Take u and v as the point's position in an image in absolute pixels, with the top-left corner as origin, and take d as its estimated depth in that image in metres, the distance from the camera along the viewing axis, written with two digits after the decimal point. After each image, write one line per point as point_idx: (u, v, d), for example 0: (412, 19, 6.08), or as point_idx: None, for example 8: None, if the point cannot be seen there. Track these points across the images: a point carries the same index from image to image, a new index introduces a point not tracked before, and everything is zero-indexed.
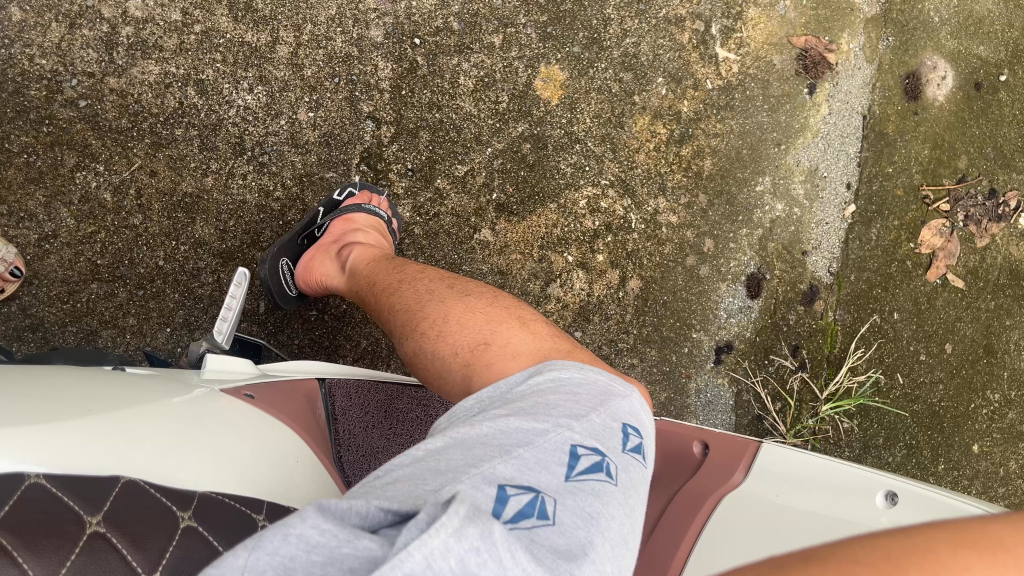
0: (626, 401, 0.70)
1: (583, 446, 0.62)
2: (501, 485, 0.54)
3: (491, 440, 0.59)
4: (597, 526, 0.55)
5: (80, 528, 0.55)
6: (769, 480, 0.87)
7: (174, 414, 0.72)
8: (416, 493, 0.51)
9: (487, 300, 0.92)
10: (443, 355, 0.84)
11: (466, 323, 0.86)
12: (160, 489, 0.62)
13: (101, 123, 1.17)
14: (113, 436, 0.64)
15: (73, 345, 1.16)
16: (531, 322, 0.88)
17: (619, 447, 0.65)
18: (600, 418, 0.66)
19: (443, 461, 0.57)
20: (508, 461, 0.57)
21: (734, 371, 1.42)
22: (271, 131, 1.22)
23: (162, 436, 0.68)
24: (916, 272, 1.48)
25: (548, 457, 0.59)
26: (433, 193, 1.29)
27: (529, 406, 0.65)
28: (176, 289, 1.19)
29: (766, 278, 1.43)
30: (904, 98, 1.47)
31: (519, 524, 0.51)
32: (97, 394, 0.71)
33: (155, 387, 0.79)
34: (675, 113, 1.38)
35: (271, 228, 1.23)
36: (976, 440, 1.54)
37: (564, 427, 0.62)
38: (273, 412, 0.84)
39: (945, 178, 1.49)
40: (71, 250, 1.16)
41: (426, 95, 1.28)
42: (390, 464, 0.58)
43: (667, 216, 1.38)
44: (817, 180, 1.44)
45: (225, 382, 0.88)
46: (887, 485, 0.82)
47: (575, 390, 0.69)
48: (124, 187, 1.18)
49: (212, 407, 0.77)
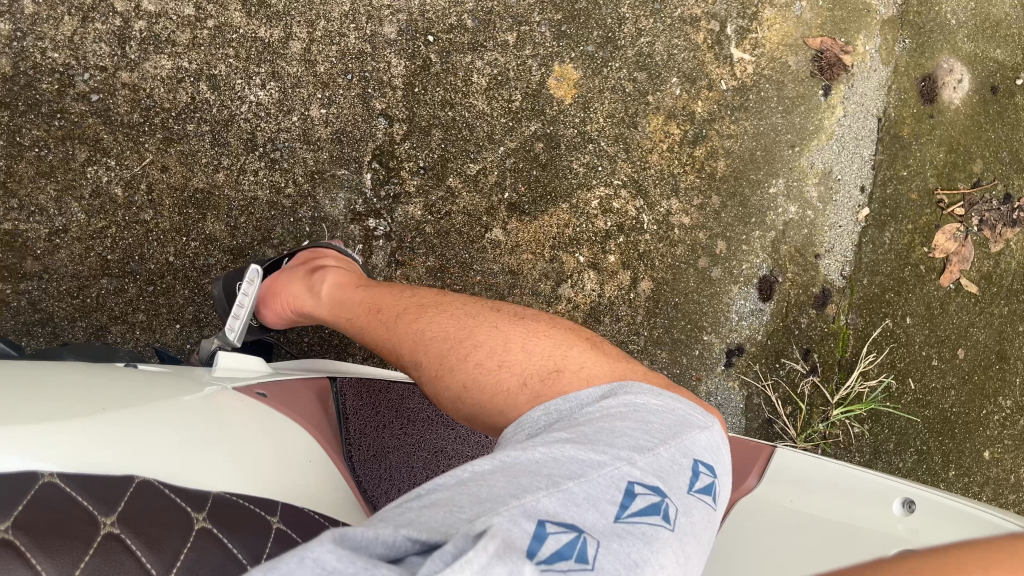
0: (705, 433, 0.72)
1: (641, 484, 0.63)
2: (540, 521, 0.55)
3: (541, 468, 0.61)
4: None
5: (94, 529, 0.55)
6: (783, 483, 0.86)
7: (212, 420, 0.73)
8: (450, 522, 0.53)
9: (547, 326, 0.92)
10: (509, 384, 0.82)
11: (531, 353, 0.85)
12: (174, 489, 0.61)
13: (112, 117, 1.17)
14: (148, 440, 0.65)
15: (83, 340, 1.15)
16: (598, 348, 0.89)
17: (685, 488, 0.66)
18: (669, 453, 0.67)
19: (485, 488, 0.58)
20: (554, 495, 0.58)
21: (745, 374, 1.41)
22: (283, 128, 1.22)
23: (195, 440, 0.68)
24: (930, 277, 1.47)
25: (601, 494, 0.60)
26: (445, 191, 1.28)
27: (588, 434, 0.67)
28: (186, 286, 1.19)
29: (778, 281, 1.41)
30: (920, 101, 1.46)
31: (554, 566, 0.52)
32: (141, 397, 0.72)
33: (180, 387, 0.79)
34: (688, 113, 1.37)
35: (282, 225, 1.23)
36: (987, 446, 1.53)
37: (624, 460, 0.64)
38: (286, 412, 0.83)
39: (960, 182, 1.48)
40: (82, 244, 1.16)
41: (439, 93, 1.27)
42: (434, 487, 0.60)
43: (679, 217, 1.37)
44: (831, 182, 1.43)
45: (237, 381, 0.87)
46: (903, 491, 0.81)
47: (648, 419, 0.71)
48: (135, 182, 1.17)
49: (236, 409, 0.77)
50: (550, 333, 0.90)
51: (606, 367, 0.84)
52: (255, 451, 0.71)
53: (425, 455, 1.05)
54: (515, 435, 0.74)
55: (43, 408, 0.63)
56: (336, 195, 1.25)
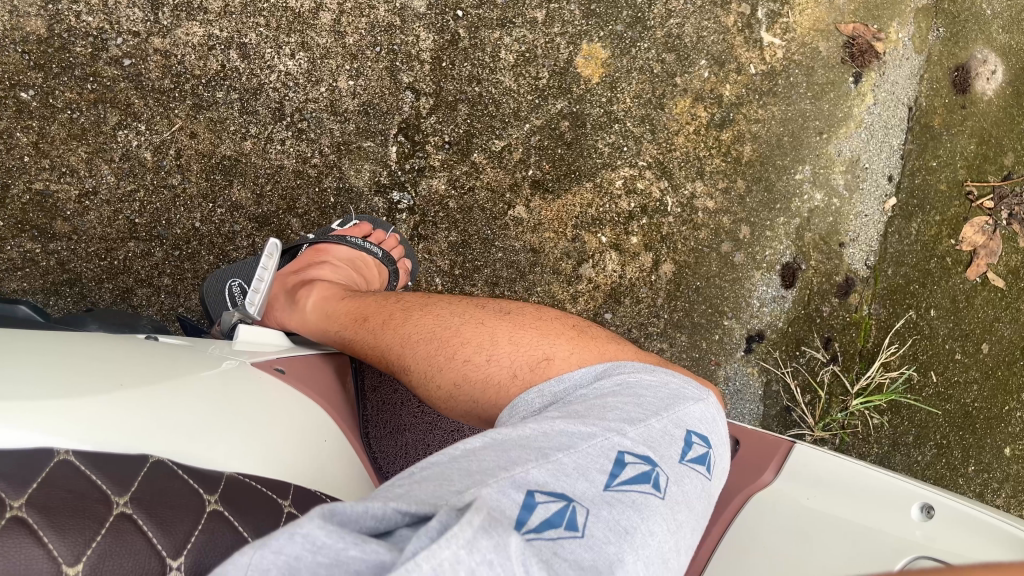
0: (698, 405, 0.73)
1: (632, 453, 0.63)
2: (529, 491, 0.56)
3: (532, 442, 0.62)
4: (630, 542, 0.56)
5: (108, 509, 0.52)
6: (801, 482, 0.86)
7: (218, 385, 0.69)
8: (440, 493, 0.53)
9: (539, 317, 0.92)
10: (500, 378, 0.82)
11: (519, 344, 0.85)
12: (187, 470, 0.58)
13: (144, 82, 1.18)
14: (160, 411, 0.61)
15: (109, 302, 1.17)
16: (591, 333, 0.89)
17: (677, 457, 0.66)
18: (661, 424, 0.68)
19: (477, 461, 0.58)
20: (543, 465, 0.58)
21: (764, 361, 1.41)
22: (311, 98, 1.23)
23: (206, 410, 0.65)
24: (956, 270, 1.46)
25: (590, 463, 0.61)
26: (469, 167, 1.28)
27: (579, 413, 0.67)
28: (211, 252, 1.20)
29: (801, 269, 1.40)
30: (953, 91, 1.44)
31: (542, 534, 0.52)
32: (143, 365, 0.67)
33: (192, 356, 0.75)
34: (716, 96, 1.36)
35: (307, 195, 1.23)
36: (1008, 443, 1.51)
37: (614, 432, 0.64)
38: (306, 390, 0.79)
39: (990, 174, 1.46)
40: (111, 207, 1.17)
41: (467, 68, 1.27)
42: (427, 460, 0.60)
43: (704, 200, 1.36)
44: (858, 170, 1.42)
45: (255, 354, 0.82)
46: (924, 496, 0.79)
47: (642, 393, 0.72)
48: (165, 147, 1.19)
49: (246, 375, 0.74)
50: (536, 325, 0.89)
51: (604, 354, 0.83)
52: (263, 417, 0.69)
53: (442, 433, 1.08)
54: (510, 421, 0.75)
55: (43, 383, 0.58)
56: (362, 167, 1.25)
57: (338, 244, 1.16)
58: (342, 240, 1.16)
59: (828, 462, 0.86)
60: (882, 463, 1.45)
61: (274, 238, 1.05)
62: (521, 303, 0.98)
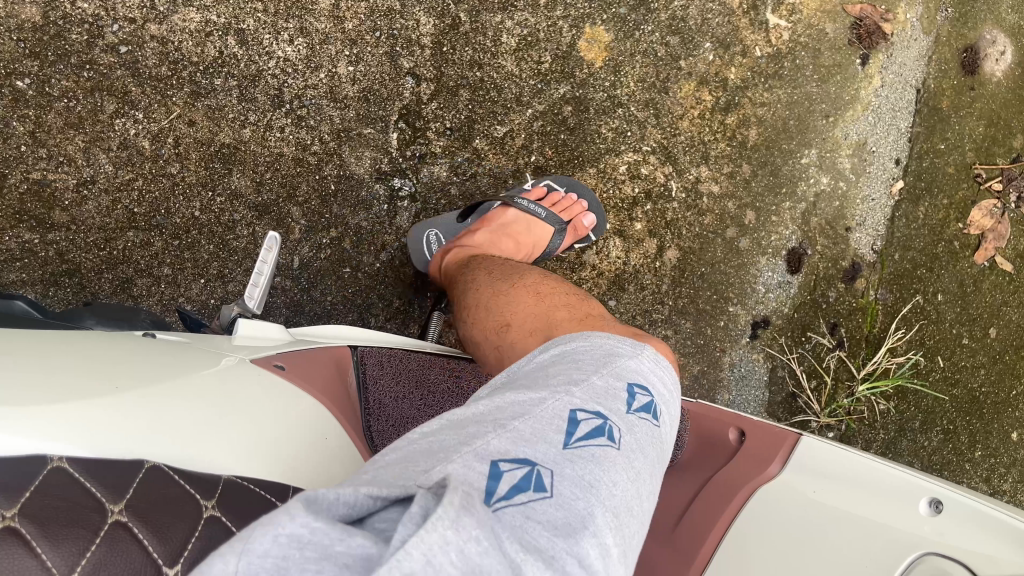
0: (633, 360, 0.73)
1: (584, 411, 0.63)
2: (493, 461, 0.54)
3: (487, 415, 0.60)
4: (597, 496, 0.56)
5: (103, 518, 0.51)
6: (806, 474, 0.86)
7: (214, 384, 0.68)
8: (406, 474, 0.51)
9: (527, 279, 1.02)
10: (483, 340, 0.97)
11: (493, 306, 0.98)
12: (183, 474, 0.57)
13: (141, 70, 1.14)
14: (159, 413, 0.60)
15: (108, 293, 1.13)
16: (546, 292, 0.97)
17: (624, 409, 0.66)
18: (603, 381, 0.68)
19: (436, 441, 0.57)
20: (502, 435, 0.57)
21: (770, 347, 1.39)
22: (310, 84, 1.20)
23: (203, 410, 0.64)
24: (964, 254, 1.45)
25: (545, 427, 0.60)
26: (471, 153, 1.26)
27: (529, 381, 0.67)
28: (211, 241, 1.17)
29: (807, 254, 1.39)
30: (961, 72, 1.44)
31: (512, 500, 0.52)
32: (143, 365, 0.66)
33: (188, 353, 0.74)
34: (721, 80, 1.34)
35: (307, 183, 1.20)
36: (1015, 427, 1.50)
37: (562, 394, 0.64)
38: (307, 388, 0.78)
39: (998, 157, 1.46)
40: (109, 197, 1.14)
41: (468, 53, 1.25)
42: (389, 446, 0.58)
43: (708, 185, 1.35)
44: (865, 154, 1.40)
45: (255, 350, 0.81)
46: (933, 490, 0.78)
47: (578, 358, 0.71)
48: (163, 135, 1.15)
49: (243, 372, 0.73)
50: (512, 288, 0.99)
51: (552, 315, 0.91)
52: (262, 414, 0.68)
53: None
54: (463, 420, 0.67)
55: (39, 386, 0.57)
56: (363, 154, 1.22)
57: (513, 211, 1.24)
58: (511, 202, 1.23)
59: (835, 456, 0.86)
60: (888, 449, 1.44)
61: (272, 232, 1.00)
62: (529, 266, 1.08)
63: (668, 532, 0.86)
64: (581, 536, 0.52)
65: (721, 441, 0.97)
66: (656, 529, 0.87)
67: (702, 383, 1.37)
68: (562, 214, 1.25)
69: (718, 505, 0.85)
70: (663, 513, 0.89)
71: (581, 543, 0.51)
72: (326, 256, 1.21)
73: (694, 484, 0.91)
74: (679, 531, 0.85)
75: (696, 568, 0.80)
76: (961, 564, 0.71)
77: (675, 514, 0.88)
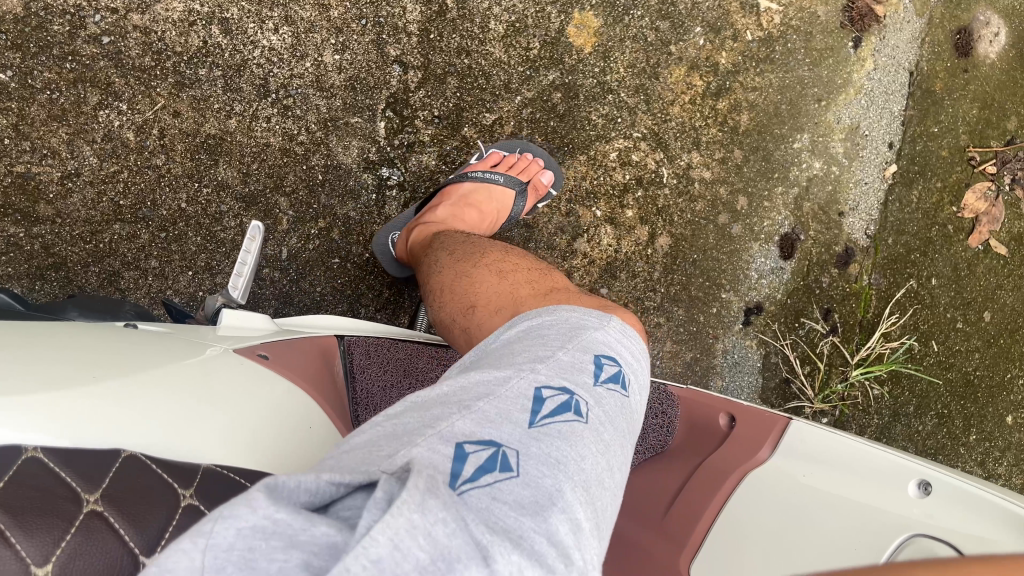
0: (601, 332, 0.72)
1: (549, 388, 0.63)
2: (457, 443, 0.54)
3: (452, 398, 0.60)
4: (565, 471, 0.56)
5: (78, 507, 0.50)
6: (797, 458, 0.85)
7: (198, 374, 0.68)
8: (370, 460, 0.52)
9: (493, 258, 1.00)
10: (450, 325, 0.94)
11: (458, 289, 0.95)
12: (160, 463, 0.56)
13: (124, 60, 1.13)
14: (139, 401, 0.60)
15: (95, 286, 1.13)
16: (510, 269, 0.95)
17: (591, 382, 0.66)
18: (569, 355, 0.67)
19: (399, 426, 0.57)
20: (467, 416, 0.57)
21: (763, 333, 1.39)
22: (296, 74, 1.19)
23: (189, 403, 0.63)
24: (958, 237, 1.44)
25: (510, 406, 0.60)
26: (460, 141, 1.26)
27: (495, 360, 0.67)
28: (198, 233, 1.16)
29: (800, 239, 1.38)
30: (954, 54, 1.43)
31: (478, 482, 0.51)
32: (126, 355, 0.66)
33: (175, 345, 0.73)
34: (712, 64, 1.33)
35: (294, 173, 1.19)
36: (1010, 411, 1.50)
37: (527, 371, 0.64)
38: (290, 375, 0.78)
39: (993, 140, 1.45)
40: (94, 189, 1.13)
41: (456, 40, 1.24)
42: (354, 431, 0.58)
43: (700, 170, 1.34)
44: (858, 138, 1.40)
45: (239, 340, 0.81)
46: (922, 472, 0.77)
47: (544, 334, 0.71)
48: (148, 126, 1.14)
49: (228, 364, 0.72)
50: (477, 268, 0.97)
51: (512, 292, 0.90)
52: (245, 403, 0.67)
53: None
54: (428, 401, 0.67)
55: (24, 376, 0.56)
56: (350, 143, 1.21)
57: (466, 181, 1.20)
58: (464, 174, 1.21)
59: (825, 439, 0.86)
60: (883, 434, 1.44)
61: (255, 222, 0.99)
62: (496, 244, 1.05)
63: (659, 517, 0.86)
64: (549, 512, 0.52)
65: (712, 424, 0.97)
66: (647, 514, 0.87)
67: (695, 370, 1.37)
68: (519, 176, 1.22)
69: (710, 488, 0.85)
70: (656, 497, 0.90)
71: (549, 521, 0.51)
72: (315, 247, 1.20)
73: (688, 466, 0.91)
74: (671, 514, 0.85)
75: (688, 551, 0.79)
76: (948, 546, 0.71)
77: (668, 496, 0.88)
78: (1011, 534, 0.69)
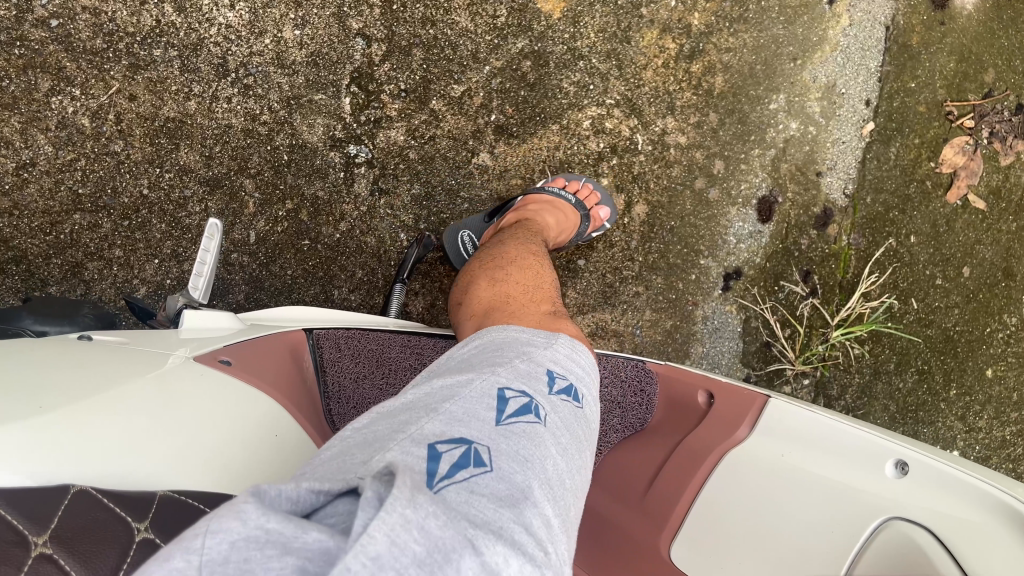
0: (551, 351, 0.74)
1: (511, 389, 0.64)
2: (430, 443, 0.54)
3: (417, 404, 0.61)
4: (532, 469, 0.57)
5: (25, 552, 0.48)
6: (772, 437, 0.85)
7: (152, 392, 0.67)
8: (345, 468, 0.51)
9: (513, 259, 1.00)
10: (452, 312, 0.99)
11: (462, 286, 1.00)
12: (111, 496, 0.54)
13: (74, 43, 1.09)
14: (88, 430, 0.59)
15: (58, 279, 1.10)
16: (505, 275, 0.96)
17: (546, 390, 0.67)
18: (525, 364, 0.69)
19: (370, 434, 0.57)
20: (436, 418, 0.58)
21: (743, 298, 1.38)
22: (255, 51, 1.15)
23: (143, 421, 0.63)
24: (936, 193, 1.42)
25: (476, 406, 0.61)
26: (429, 114, 1.21)
27: (455, 368, 0.68)
28: (162, 220, 1.13)
29: (778, 202, 1.37)
30: (931, 7, 1.40)
31: (454, 478, 0.51)
32: (72, 377, 0.64)
33: (132, 357, 0.73)
34: (685, 26, 1.31)
35: (259, 154, 1.16)
36: (989, 364, 1.49)
37: (489, 374, 0.65)
38: (254, 381, 0.77)
39: (970, 93, 1.42)
40: (51, 178, 1.09)
41: (420, 10, 1.20)
42: (324, 445, 0.57)
43: (675, 136, 1.32)
44: (835, 96, 1.38)
45: (200, 346, 0.79)
46: (898, 451, 0.77)
47: (499, 347, 0.73)
48: (103, 111, 1.11)
49: (186, 375, 0.72)
50: (483, 269, 0.99)
51: (482, 305, 0.90)
52: (202, 418, 0.67)
53: None
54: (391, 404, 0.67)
55: None
56: (315, 121, 1.18)
57: (538, 194, 1.22)
58: (540, 191, 1.23)
59: (803, 418, 0.85)
60: (864, 392, 1.43)
61: (212, 219, 0.97)
62: (524, 247, 1.04)
63: (641, 495, 0.88)
64: (523, 506, 0.52)
65: (690, 401, 0.97)
66: (627, 492, 0.89)
67: (675, 337, 1.36)
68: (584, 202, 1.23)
69: (685, 473, 0.86)
70: (633, 478, 0.91)
71: (524, 512, 0.52)
72: (283, 229, 1.17)
73: (666, 446, 0.92)
74: (648, 499, 0.86)
75: (667, 534, 0.82)
76: (923, 526, 0.70)
77: (645, 480, 0.89)
78: (987, 515, 0.69)
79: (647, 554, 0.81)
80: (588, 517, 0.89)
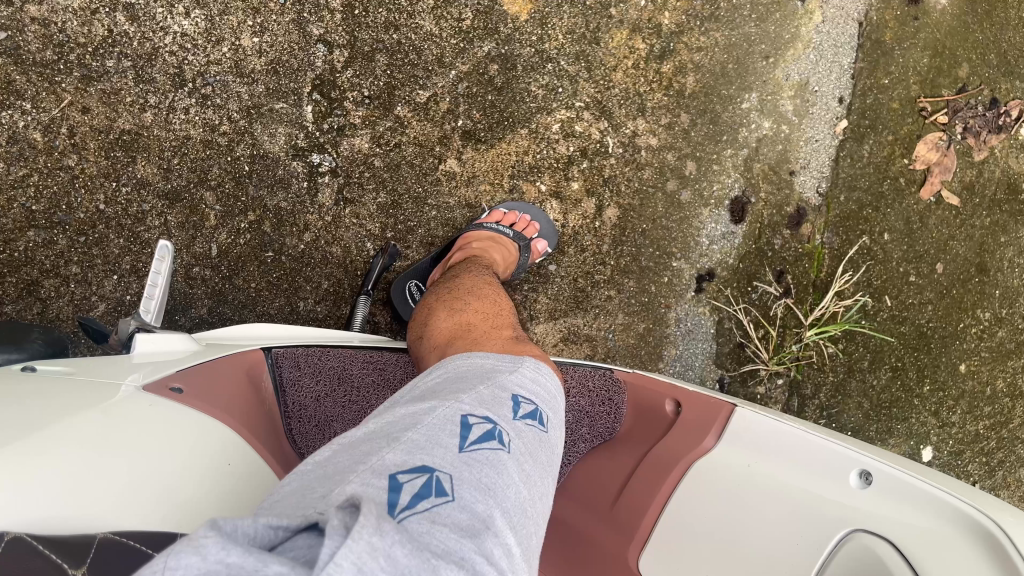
0: (516, 375, 0.73)
1: (475, 415, 0.63)
2: (391, 474, 0.53)
3: (378, 435, 0.59)
4: (494, 498, 0.56)
5: None
6: (738, 445, 0.85)
7: (100, 424, 0.65)
8: (305, 503, 0.49)
9: (473, 293, 0.99)
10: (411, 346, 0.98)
11: (419, 318, 0.99)
12: (48, 543, 0.52)
13: (24, 56, 1.07)
14: (30, 467, 0.57)
15: (13, 297, 1.08)
16: (467, 306, 0.95)
17: (511, 415, 0.66)
18: (489, 390, 0.68)
19: (330, 467, 0.55)
20: (398, 448, 0.56)
21: (716, 300, 1.37)
22: (213, 60, 1.12)
23: (89, 454, 0.61)
24: (910, 190, 1.41)
25: (439, 432, 0.59)
26: (394, 121, 1.19)
27: (416, 397, 0.67)
28: (120, 234, 1.11)
29: (751, 202, 1.36)
30: (904, 2, 1.38)
31: (416, 509, 0.50)
32: (16, 415, 0.63)
33: (80, 389, 0.71)
34: (654, 26, 1.29)
35: (219, 165, 1.14)
36: (963, 359, 1.49)
37: (452, 402, 0.64)
38: (206, 408, 0.75)
39: (944, 88, 1.41)
40: (3, 195, 1.08)
41: (382, 14, 1.18)
42: (283, 478, 0.56)
43: (646, 138, 1.30)
44: (807, 94, 1.37)
45: (152, 371, 0.78)
46: (863, 460, 0.76)
47: (462, 374, 0.71)
48: (55, 125, 1.09)
49: (137, 404, 0.70)
50: (442, 301, 0.98)
51: (443, 332, 0.90)
52: (152, 450, 0.65)
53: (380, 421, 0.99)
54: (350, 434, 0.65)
55: None
56: (276, 130, 1.15)
57: (478, 230, 1.21)
58: (481, 226, 1.21)
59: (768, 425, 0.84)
60: (838, 391, 1.42)
61: (164, 242, 0.95)
62: (484, 283, 1.03)
63: (609, 505, 0.87)
64: (484, 536, 0.51)
65: (658, 409, 0.96)
66: (597, 503, 0.89)
67: (648, 340, 1.35)
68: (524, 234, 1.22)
69: (654, 483, 0.85)
70: (604, 489, 0.90)
71: (485, 543, 0.50)
72: (245, 241, 1.15)
73: (635, 456, 0.92)
74: (617, 509, 0.86)
75: (636, 543, 0.81)
76: (887, 541, 0.70)
77: (614, 489, 0.89)
78: (950, 528, 0.68)
79: (615, 564, 0.80)
80: (557, 530, 0.88)
